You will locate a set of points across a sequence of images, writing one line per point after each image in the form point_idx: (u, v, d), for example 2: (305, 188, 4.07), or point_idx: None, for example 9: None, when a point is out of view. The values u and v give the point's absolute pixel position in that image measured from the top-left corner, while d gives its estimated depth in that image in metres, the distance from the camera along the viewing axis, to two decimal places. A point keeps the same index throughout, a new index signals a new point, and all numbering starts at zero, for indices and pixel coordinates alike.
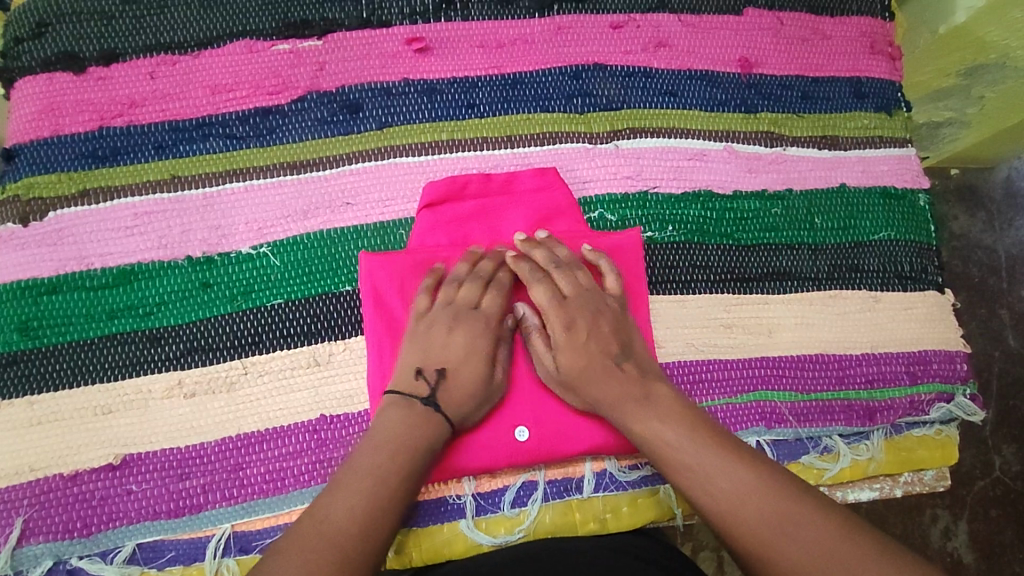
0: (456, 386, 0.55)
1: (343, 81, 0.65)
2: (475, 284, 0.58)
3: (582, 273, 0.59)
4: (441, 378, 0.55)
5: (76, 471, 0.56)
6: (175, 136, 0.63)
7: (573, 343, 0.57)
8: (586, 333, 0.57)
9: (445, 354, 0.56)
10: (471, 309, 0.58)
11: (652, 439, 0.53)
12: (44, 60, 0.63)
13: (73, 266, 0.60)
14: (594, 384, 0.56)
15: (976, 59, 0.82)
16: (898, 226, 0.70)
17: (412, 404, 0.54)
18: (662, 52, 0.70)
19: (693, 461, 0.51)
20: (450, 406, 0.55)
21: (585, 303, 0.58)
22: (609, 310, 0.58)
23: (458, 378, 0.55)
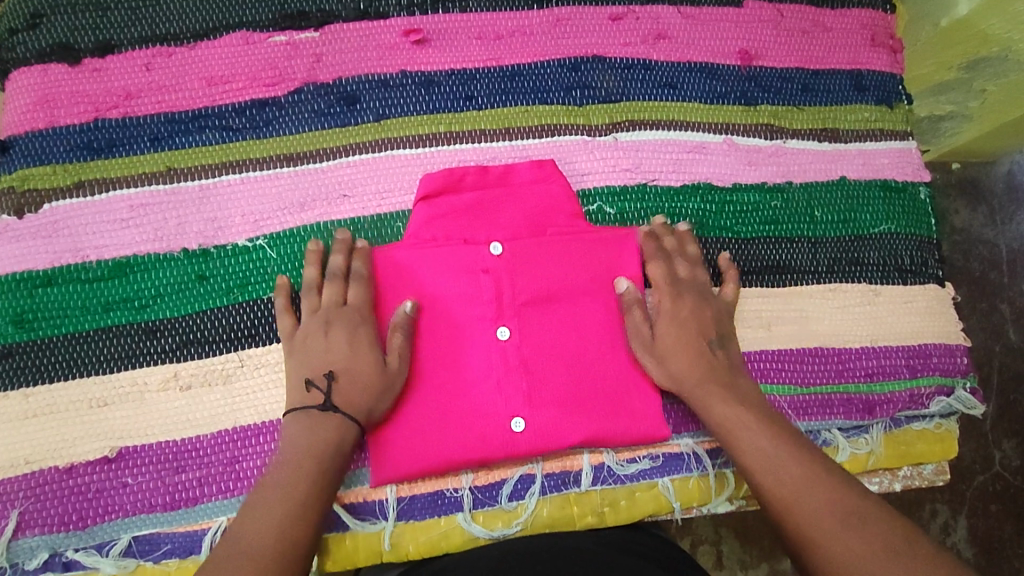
0: (346, 384, 0.55)
1: (340, 73, 0.65)
2: (335, 284, 0.58)
3: (682, 268, 0.62)
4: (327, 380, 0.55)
5: (72, 464, 0.56)
6: (171, 128, 0.63)
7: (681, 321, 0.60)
8: (690, 313, 0.60)
9: (327, 357, 0.56)
10: (340, 310, 0.58)
11: (729, 418, 0.55)
12: (39, 52, 0.62)
13: (68, 258, 0.59)
14: (693, 355, 0.58)
15: (978, 52, 0.82)
16: (898, 219, 0.70)
17: (311, 412, 0.54)
18: (662, 44, 0.70)
19: (766, 442, 0.53)
20: (349, 401, 0.55)
21: (682, 295, 0.61)
22: (708, 306, 0.61)
23: (350, 376, 0.55)
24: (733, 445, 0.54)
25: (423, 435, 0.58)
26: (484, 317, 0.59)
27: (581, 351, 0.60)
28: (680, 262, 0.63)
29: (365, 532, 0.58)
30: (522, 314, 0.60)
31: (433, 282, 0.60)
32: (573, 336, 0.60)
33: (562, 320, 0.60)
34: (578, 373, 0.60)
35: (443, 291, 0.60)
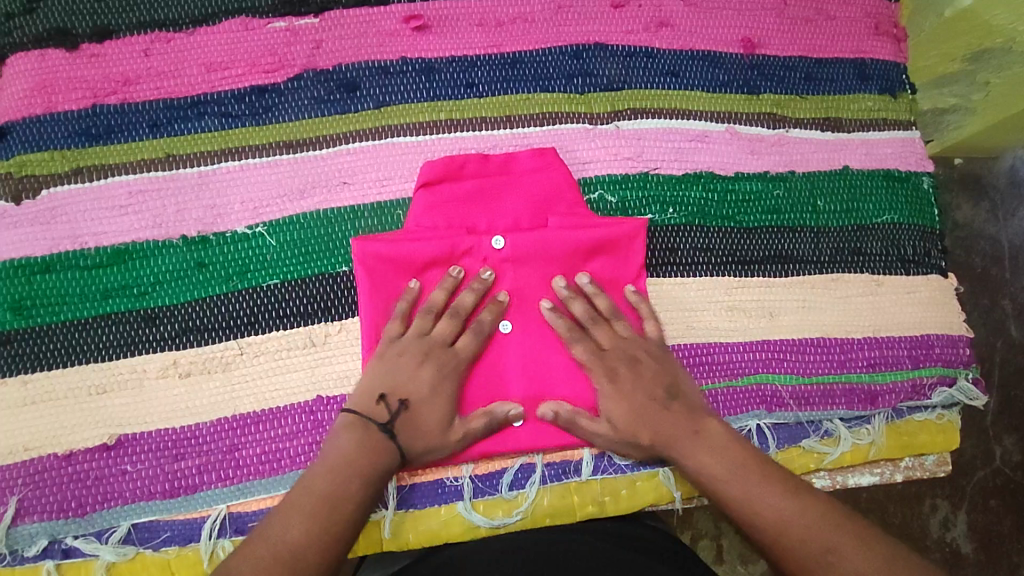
0: (418, 422, 0.54)
1: (340, 60, 0.64)
2: (453, 324, 0.58)
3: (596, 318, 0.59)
4: (404, 410, 0.54)
5: (71, 451, 0.56)
6: (170, 114, 0.62)
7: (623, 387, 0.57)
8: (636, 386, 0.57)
9: (411, 387, 0.55)
10: (444, 349, 0.57)
11: (709, 470, 0.53)
12: (36, 36, 0.62)
13: (67, 245, 0.59)
14: (643, 425, 0.56)
15: (982, 43, 0.81)
16: (901, 209, 0.70)
17: (371, 428, 0.53)
18: (664, 32, 0.69)
19: (740, 493, 0.51)
20: (411, 442, 0.54)
21: (611, 351, 0.58)
22: (643, 356, 0.58)
23: (419, 415, 0.54)
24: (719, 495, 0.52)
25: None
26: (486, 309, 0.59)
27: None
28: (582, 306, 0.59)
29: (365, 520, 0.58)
30: (522, 307, 0.60)
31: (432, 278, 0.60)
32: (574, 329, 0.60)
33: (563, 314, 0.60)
34: (578, 371, 0.60)
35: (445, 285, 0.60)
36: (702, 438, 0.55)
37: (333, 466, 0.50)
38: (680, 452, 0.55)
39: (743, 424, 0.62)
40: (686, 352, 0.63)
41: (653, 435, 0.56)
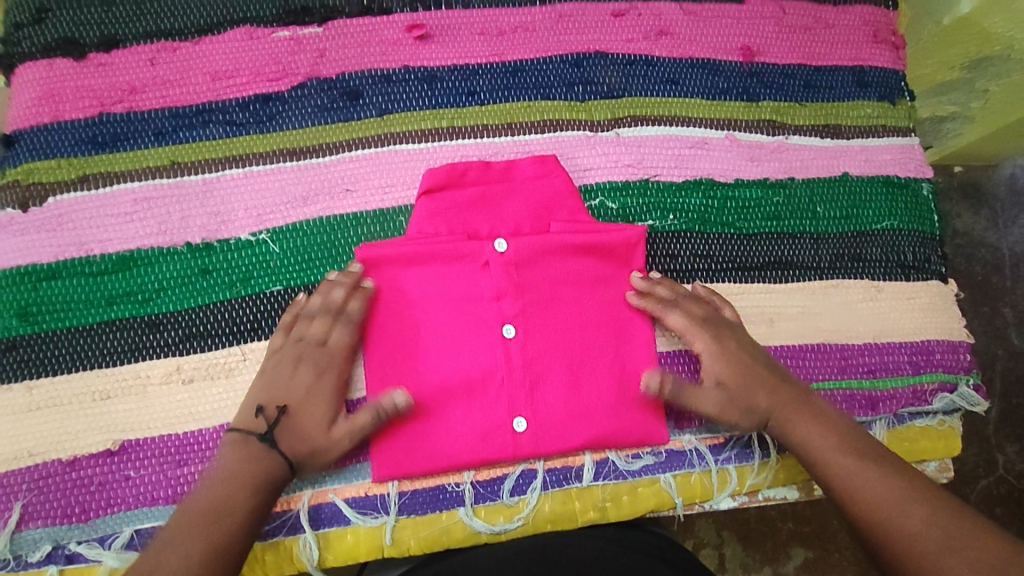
0: (295, 424, 0.54)
1: (343, 69, 0.65)
2: (324, 321, 0.58)
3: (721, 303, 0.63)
4: (279, 414, 0.54)
5: (75, 457, 0.56)
6: (175, 122, 0.63)
7: (732, 361, 0.59)
8: (733, 350, 0.60)
9: (291, 390, 0.56)
10: (318, 348, 0.57)
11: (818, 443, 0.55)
12: (44, 46, 0.63)
13: (72, 252, 0.59)
14: (755, 396, 0.58)
15: (980, 52, 0.82)
16: (901, 215, 0.70)
17: (249, 440, 0.53)
18: (664, 41, 0.70)
19: (849, 468, 0.53)
20: (292, 446, 0.54)
21: (716, 323, 0.61)
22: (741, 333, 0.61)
23: (298, 416, 0.55)
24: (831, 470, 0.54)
25: (427, 433, 0.58)
26: (488, 312, 0.59)
27: (582, 347, 0.60)
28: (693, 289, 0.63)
29: (366, 526, 0.58)
30: (525, 311, 0.60)
31: (434, 285, 0.60)
32: (576, 333, 0.60)
33: (567, 318, 0.60)
34: (579, 378, 0.60)
35: (449, 289, 0.60)
36: (812, 416, 0.57)
37: (219, 480, 0.51)
38: (789, 424, 0.57)
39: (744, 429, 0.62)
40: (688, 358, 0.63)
41: (763, 406, 0.58)
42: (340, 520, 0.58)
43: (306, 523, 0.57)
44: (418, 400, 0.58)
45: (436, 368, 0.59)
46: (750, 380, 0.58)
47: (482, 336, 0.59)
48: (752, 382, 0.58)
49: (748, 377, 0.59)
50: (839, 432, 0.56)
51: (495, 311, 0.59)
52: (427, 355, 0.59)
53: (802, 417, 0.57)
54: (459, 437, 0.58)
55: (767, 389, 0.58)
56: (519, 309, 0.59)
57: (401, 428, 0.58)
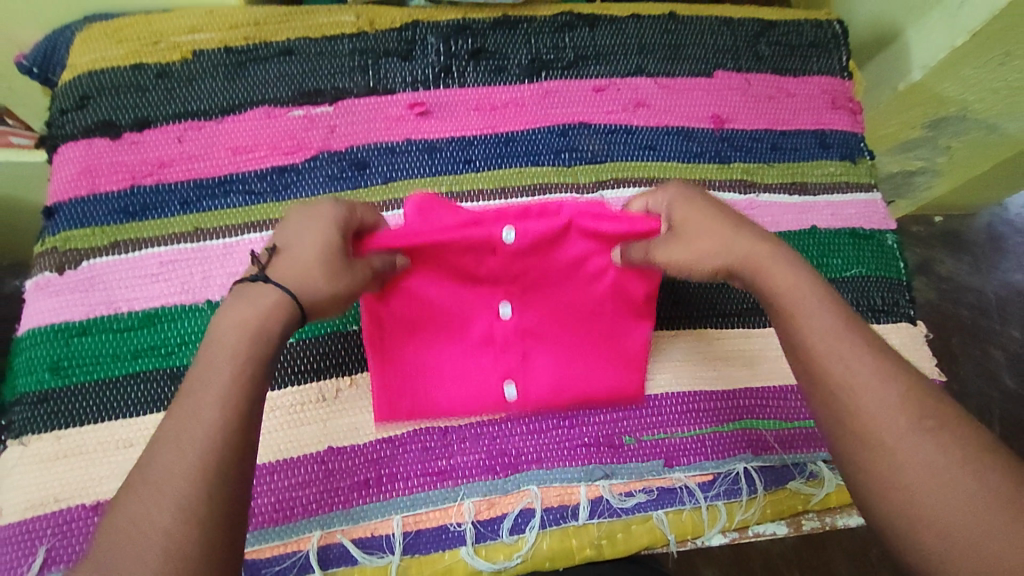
0: (294, 256, 0.51)
1: (351, 142, 0.72)
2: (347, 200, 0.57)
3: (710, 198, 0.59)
4: (278, 256, 0.52)
5: (97, 502, 0.59)
6: (199, 192, 0.69)
7: (699, 216, 0.57)
8: (706, 215, 0.57)
9: (284, 234, 0.53)
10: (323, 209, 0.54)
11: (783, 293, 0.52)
12: (85, 128, 0.70)
13: (102, 310, 0.65)
14: (709, 242, 0.55)
15: (937, 112, 0.89)
16: (868, 263, 0.76)
17: (244, 286, 0.50)
18: (641, 112, 0.77)
19: (825, 320, 0.50)
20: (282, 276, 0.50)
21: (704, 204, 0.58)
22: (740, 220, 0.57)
23: (290, 258, 0.51)
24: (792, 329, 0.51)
25: (424, 376, 0.65)
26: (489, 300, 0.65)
27: (579, 327, 0.67)
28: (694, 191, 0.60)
29: (373, 565, 0.60)
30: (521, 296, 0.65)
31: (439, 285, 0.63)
32: (577, 304, 0.66)
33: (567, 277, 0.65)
34: (567, 368, 0.66)
35: (453, 272, 0.62)
36: (788, 262, 0.54)
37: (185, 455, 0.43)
38: (761, 269, 0.54)
39: (730, 467, 0.66)
40: (675, 400, 0.67)
41: (728, 249, 0.55)
42: (348, 560, 0.60)
43: (316, 563, 0.60)
44: (412, 363, 0.65)
45: (433, 341, 0.65)
46: (713, 226, 0.56)
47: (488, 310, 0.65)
48: (715, 232, 0.56)
49: (708, 226, 0.56)
50: (811, 286, 0.52)
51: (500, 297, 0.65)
52: (440, 315, 0.65)
53: (781, 267, 0.53)
54: (456, 385, 0.65)
55: (730, 234, 0.55)
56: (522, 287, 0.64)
57: (406, 365, 0.64)
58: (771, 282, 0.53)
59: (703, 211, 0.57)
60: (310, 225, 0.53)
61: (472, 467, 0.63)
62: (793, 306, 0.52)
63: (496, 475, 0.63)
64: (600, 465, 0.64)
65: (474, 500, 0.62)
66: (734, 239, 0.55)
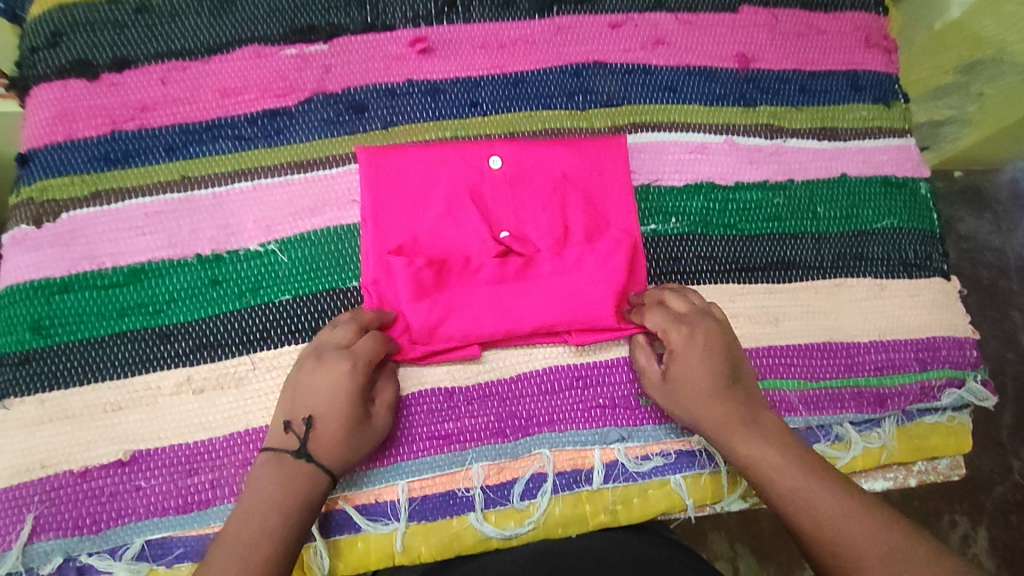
0: (326, 432, 0.53)
1: (348, 83, 0.67)
2: (351, 329, 0.57)
3: (706, 330, 0.58)
4: (313, 429, 0.53)
5: (86, 469, 0.56)
6: (185, 138, 0.64)
7: (677, 375, 0.57)
8: (701, 353, 0.57)
9: (311, 400, 0.54)
10: (340, 352, 0.55)
11: (761, 465, 0.53)
12: (58, 68, 0.64)
13: (84, 266, 0.61)
14: (709, 418, 0.56)
15: (972, 55, 0.82)
16: (900, 214, 0.71)
17: (282, 456, 0.53)
18: (661, 50, 0.71)
19: (793, 482, 0.52)
20: (320, 452, 0.53)
21: (705, 367, 0.57)
22: (736, 373, 0.57)
23: (326, 425, 0.53)
24: (760, 479, 0.53)
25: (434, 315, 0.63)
26: (488, 155, 0.64)
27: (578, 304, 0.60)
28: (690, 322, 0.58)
29: (377, 532, 0.58)
30: (518, 148, 0.64)
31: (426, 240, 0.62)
32: (569, 292, 0.61)
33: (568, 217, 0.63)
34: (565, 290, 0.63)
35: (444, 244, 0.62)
36: (770, 434, 0.55)
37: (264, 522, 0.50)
38: (731, 442, 0.55)
39: None
40: None
41: (708, 425, 0.56)
42: (351, 527, 0.58)
43: (317, 531, 0.57)
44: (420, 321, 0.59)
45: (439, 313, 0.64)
46: (693, 406, 0.56)
47: (490, 225, 0.63)
48: (692, 398, 0.56)
49: (688, 403, 0.57)
50: (789, 461, 0.53)
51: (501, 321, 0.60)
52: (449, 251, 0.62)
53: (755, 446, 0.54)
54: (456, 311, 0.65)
55: (724, 401, 0.56)
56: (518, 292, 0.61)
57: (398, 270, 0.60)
58: (747, 453, 0.54)
59: (697, 373, 0.57)
60: (334, 387, 0.54)
61: (480, 430, 0.60)
62: (764, 474, 0.53)
63: (506, 438, 0.60)
64: (616, 428, 0.61)
65: (483, 464, 0.59)
66: (707, 404, 0.56)
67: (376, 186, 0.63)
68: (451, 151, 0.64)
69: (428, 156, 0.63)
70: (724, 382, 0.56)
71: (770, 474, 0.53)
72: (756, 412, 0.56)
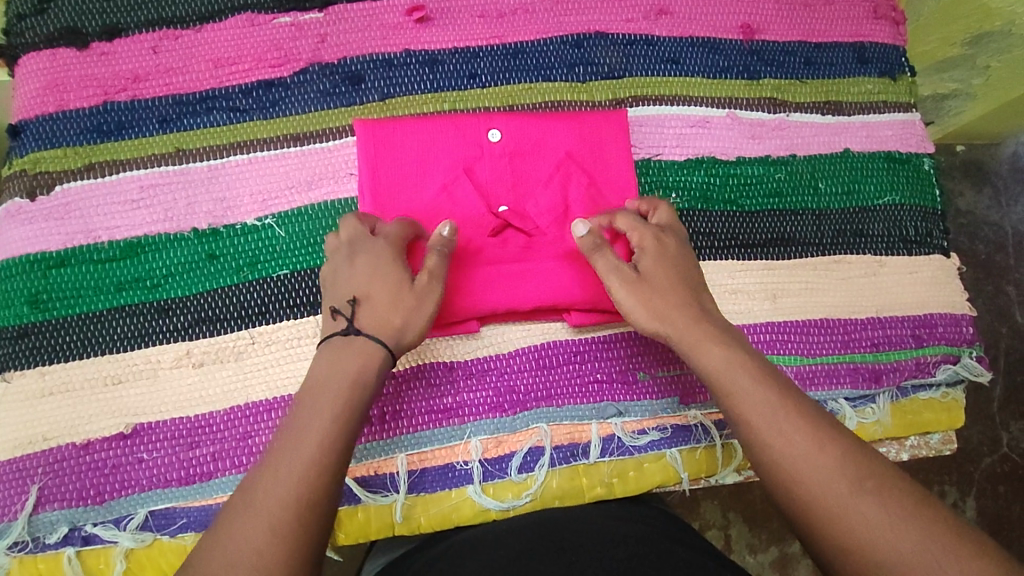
0: (374, 302, 0.52)
1: (344, 53, 0.65)
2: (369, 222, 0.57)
3: (665, 236, 0.57)
4: (361, 305, 0.52)
5: (88, 441, 0.57)
6: (179, 110, 0.63)
7: (646, 280, 0.55)
8: (663, 253, 0.56)
9: (351, 280, 0.53)
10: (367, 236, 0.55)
11: (722, 374, 0.50)
12: (47, 36, 0.63)
13: (80, 239, 0.60)
14: (667, 318, 0.54)
15: (981, 27, 0.80)
16: (902, 190, 0.70)
17: (335, 340, 0.51)
18: (664, 20, 0.70)
19: (769, 395, 0.48)
20: (371, 320, 0.51)
21: (663, 266, 0.56)
22: (695, 282, 0.56)
23: (371, 297, 0.52)
24: (730, 393, 0.49)
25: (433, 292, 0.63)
26: (486, 129, 0.63)
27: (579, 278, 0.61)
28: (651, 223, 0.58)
29: (377, 504, 0.59)
30: (518, 122, 0.63)
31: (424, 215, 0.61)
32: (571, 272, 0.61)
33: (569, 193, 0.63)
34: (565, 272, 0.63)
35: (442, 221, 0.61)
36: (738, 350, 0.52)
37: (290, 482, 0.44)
38: (695, 351, 0.52)
39: None
40: None
41: (674, 334, 0.53)
42: (351, 499, 0.59)
43: None
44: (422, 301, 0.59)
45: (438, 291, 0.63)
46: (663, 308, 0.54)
47: (488, 201, 0.62)
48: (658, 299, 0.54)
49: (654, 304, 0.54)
50: (751, 368, 0.50)
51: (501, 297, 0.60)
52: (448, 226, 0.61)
53: (726, 363, 0.51)
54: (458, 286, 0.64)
55: (681, 306, 0.54)
56: (518, 271, 0.61)
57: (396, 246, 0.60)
58: (704, 360, 0.51)
59: (653, 269, 0.56)
60: (375, 261, 0.53)
61: (479, 405, 0.60)
62: (728, 386, 0.50)
63: (504, 413, 0.60)
64: (613, 403, 0.61)
65: (481, 438, 0.60)
66: (666, 301, 0.54)
67: (373, 161, 0.62)
68: (449, 125, 0.63)
69: (425, 131, 0.63)
70: (681, 284, 0.55)
71: (730, 385, 0.50)
72: (722, 326, 0.54)
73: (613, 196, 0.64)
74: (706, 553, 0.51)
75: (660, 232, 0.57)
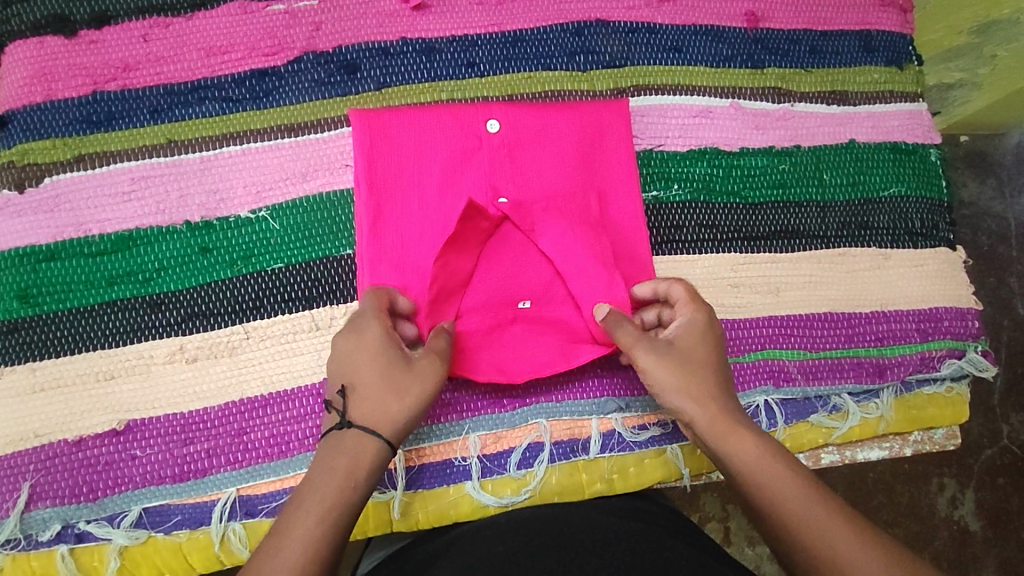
0: (363, 395, 0.48)
1: (339, 41, 0.64)
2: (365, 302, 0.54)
3: (702, 317, 0.54)
4: (356, 400, 0.49)
5: (81, 437, 0.56)
6: (170, 100, 0.62)
7: (679, 359, 0.52)
8: (697, 335, 0.53)
9: (343, 368, 0.50)
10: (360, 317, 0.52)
11: (755, 464, 0.49)
12: (34, 24, 0.61)
13: (71, 233, 0.59)
14: (700, 408, 0.51)
15: (988, 15, 0.78)
16: (907, 181, 0.69)
17: (332, 435, 0.48)
18: (666, 8, 0.68)
19: (797, 491, 0.47)
20: (363, 410, 0.48)
21: (697, 349, 0.53)
22: (723, 368, 0.54)
23: (361, 386, 0.49)
24: (760, 488, 0.48)
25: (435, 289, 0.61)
26: (484, 118, 0.61)
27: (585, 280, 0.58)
28: (686, 305, 0.55)
29: (374, 501, 0.58)
30: (518, 112, 0.62)
31: (424, 208, 0.60)
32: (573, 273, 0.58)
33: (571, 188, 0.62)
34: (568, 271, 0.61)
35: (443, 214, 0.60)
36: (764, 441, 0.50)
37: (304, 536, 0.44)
38: (725, 440, 0.50)
39: (751, 400, 0.62)
40: None
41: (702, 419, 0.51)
42: None
43: None
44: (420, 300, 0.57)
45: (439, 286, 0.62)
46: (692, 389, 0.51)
47: (490, 193, 0.60)
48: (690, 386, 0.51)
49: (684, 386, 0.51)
50: (778, 458, 0.49)
51: (504, 296, 0.60)
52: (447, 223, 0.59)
53: (744, 446, 0.49)
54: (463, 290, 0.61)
55: (712, 392, 0.52)
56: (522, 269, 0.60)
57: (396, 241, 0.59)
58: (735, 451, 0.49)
59: (688, 355, 0.52)
60: (372, 347, 0.50)
61: (477, 400, 0.59)
62: (744, 462, 0.49)
63: (503, 408, 0.60)
64: (613, 398, 0.61)
65: (480, 434, 0.59)
66: (700, 390, 0.51)
67: (370, 153, 0.60)
68: (446, 114, 0.61)
69: (422, 122, 0.61)
70: (712, 368, 0.53)
71: (761, 477, 0.48)
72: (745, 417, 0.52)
73: (617, 191, 0.63)
74: (707, 550, 0.50)
75: (695, 312, 0.54)
